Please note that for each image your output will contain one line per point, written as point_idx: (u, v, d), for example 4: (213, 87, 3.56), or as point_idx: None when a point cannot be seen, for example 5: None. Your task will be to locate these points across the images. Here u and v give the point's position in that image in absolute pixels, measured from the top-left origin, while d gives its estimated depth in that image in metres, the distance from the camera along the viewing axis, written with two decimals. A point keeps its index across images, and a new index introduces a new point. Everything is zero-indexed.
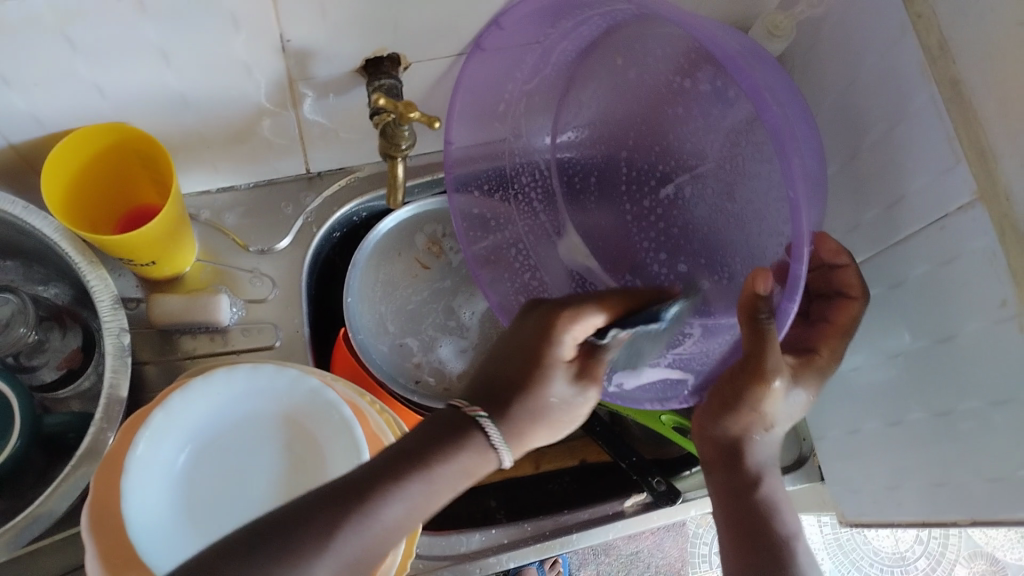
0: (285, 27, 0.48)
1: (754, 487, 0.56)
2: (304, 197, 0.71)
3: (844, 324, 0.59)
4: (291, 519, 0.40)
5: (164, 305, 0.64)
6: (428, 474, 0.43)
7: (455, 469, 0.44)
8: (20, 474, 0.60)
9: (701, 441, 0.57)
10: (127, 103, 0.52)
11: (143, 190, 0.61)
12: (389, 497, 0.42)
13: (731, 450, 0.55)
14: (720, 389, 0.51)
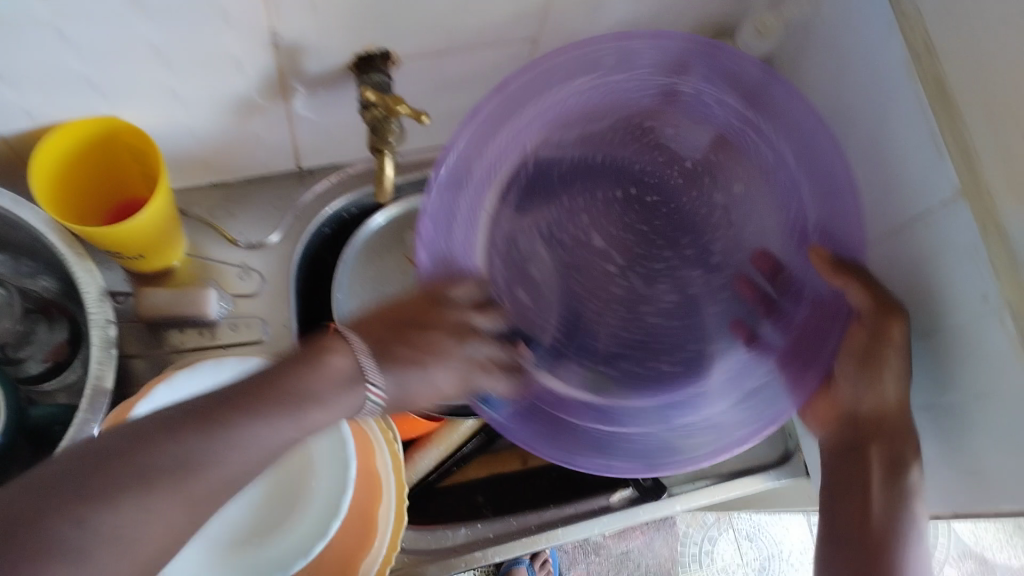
0: (275, 23, 0.48)
1: (904, 470, 0.53)
2: (294, 193, 0.71)
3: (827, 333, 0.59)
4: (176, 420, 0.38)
5: (153, 297, 0.64)
6: (290, 404, 0.42)
7: (310, 411, 0.43)
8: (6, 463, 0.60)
9: (839, 430, 0.57)
10: (116, 96, 0.52)
11: (132, 183, 0.61)
12: (235, 427, 0.40)
13: (884, 424, 0.55)
14: (850, 351, 0.56)
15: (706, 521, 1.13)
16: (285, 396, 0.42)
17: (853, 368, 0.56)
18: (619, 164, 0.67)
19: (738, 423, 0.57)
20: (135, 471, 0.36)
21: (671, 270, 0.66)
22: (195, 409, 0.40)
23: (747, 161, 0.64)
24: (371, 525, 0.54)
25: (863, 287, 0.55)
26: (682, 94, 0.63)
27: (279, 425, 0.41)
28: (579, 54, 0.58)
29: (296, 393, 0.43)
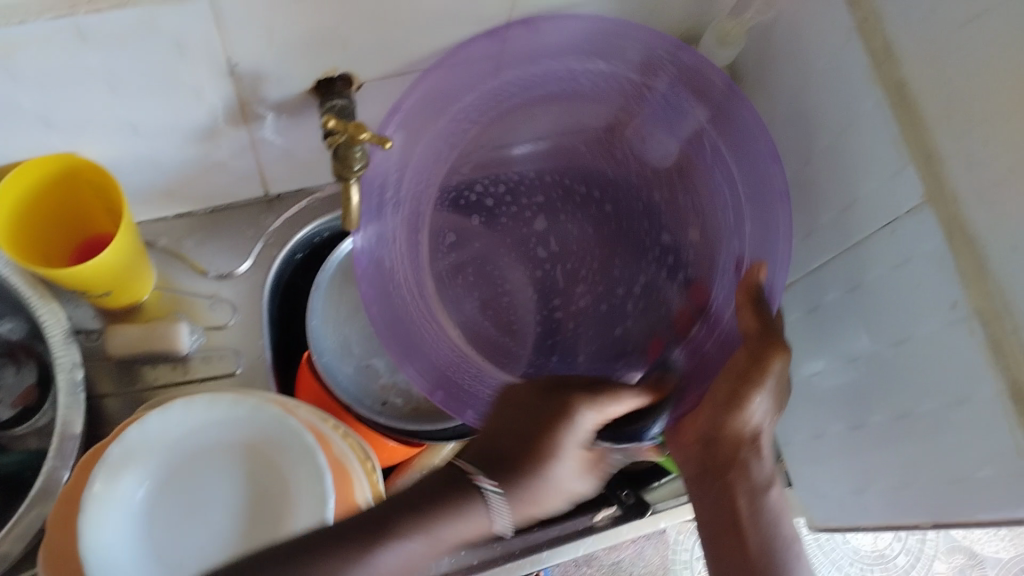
0: (229, 51, 0.47)
1: (765, 489, 0.56)
2: (263, 219, 0.70)
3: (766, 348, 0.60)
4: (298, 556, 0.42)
5: (123, 335, 0.63)
6: (436, 533, 0.45)
7: (449, 531, 0.45)
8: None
9: (685, 442, 0.58)
10: (74, 132, 0.51)
11: (96, 219, 0.59)
12: (406, 535, 0.44)
13: (723, 438, 0.55)
14: (731, 369, 0.53)
15: (698, 527, 1.09)
16: (434, 515, 0.45)
17: (720, 397, 0.53)
18: (586, 173, 0.69)
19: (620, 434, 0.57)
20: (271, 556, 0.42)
21: (611, 284, 0.68)
22: (291, 556, 0.42)
23: (711, 167, 0.62)
24: None
25: (756, 318, 0.53)
26: (642, 104, 0.63)
27: (385, 545, 0.44)
28: (521, 90, 0.62)
29: (427, 526, 0.45)
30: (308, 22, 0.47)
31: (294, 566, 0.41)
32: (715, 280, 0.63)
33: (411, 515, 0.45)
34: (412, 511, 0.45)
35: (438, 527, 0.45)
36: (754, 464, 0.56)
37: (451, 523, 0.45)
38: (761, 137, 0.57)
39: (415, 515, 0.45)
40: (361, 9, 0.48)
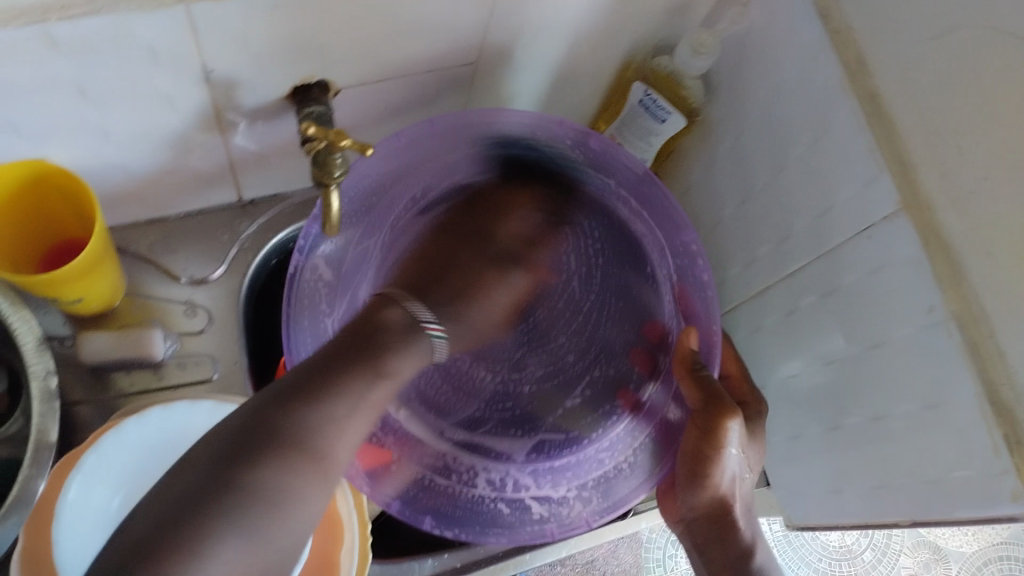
0: (208, 58, 0.47)
1: (748, 555, 0.61)
2: (238, 225, 0.70)
3: (738, 372, 0.68)
4: (246, 432, 0.42)
5: (92, 344, 0.62)
6: (389, 370, 0.49)
7: (402, 366, 0.50)
8: None
9: (689, 523, 0.62)
10: (45, 139, 0.50)
11: (67, 225, 0.58)
12: (365, 383, 0.47)
13: (713, 508, 0.59)
14: (685, 449, 0.59)
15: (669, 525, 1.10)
16: (369, 350, 0.49)
17: (684, 478, 0.59)
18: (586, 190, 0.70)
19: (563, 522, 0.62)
20: (263, 436, 0.42)
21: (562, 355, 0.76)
22: (256, 427, 0.42)
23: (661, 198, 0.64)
24: (334, 567, 0.55)
25: (696, 389, 0.59)
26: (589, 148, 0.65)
27: (366, 381, 0.47)
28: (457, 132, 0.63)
29: (376, 361, 0.48)
30: (287, 30, 0.47)
31: (270, 441, 0.42)
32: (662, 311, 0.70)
33: (354, 350, 0.48)
34: (353, 362, 0.48)
35: (377, 391, 0.48)
36: (725, 532, 0.61)
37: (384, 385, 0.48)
38: (679, 219, 0.63)
39: (369, 351, 0.49)
40: (341, 17, 0.48)
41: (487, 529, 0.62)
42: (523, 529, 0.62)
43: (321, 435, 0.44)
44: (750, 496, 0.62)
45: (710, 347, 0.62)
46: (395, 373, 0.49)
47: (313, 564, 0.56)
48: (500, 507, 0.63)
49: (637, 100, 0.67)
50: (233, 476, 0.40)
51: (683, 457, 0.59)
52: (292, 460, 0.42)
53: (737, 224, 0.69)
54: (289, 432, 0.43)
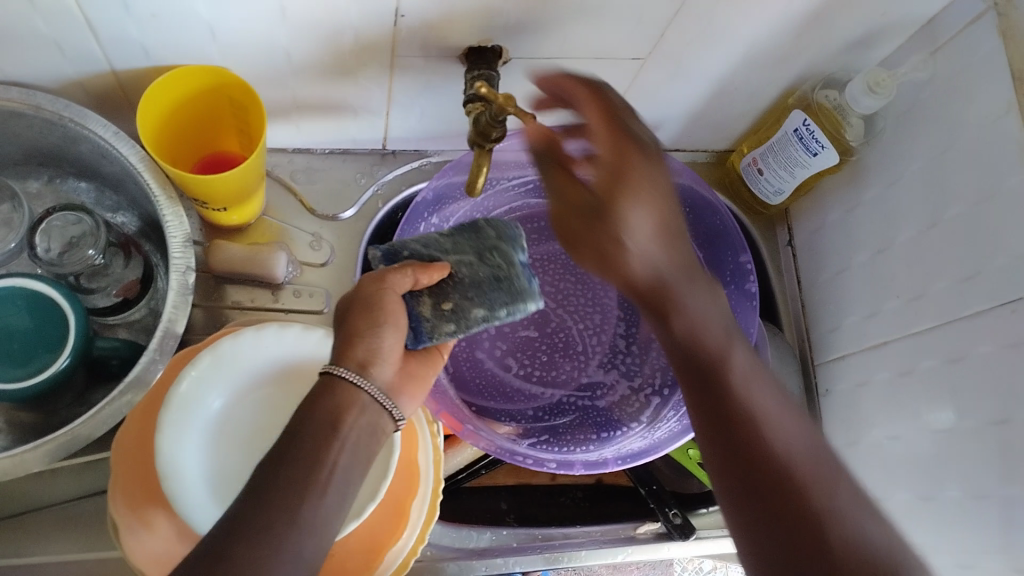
0: (401, 3, 0.49)
1: (769, 450, 0.47)
2: (376, 170, 0.73)
3: (633, 177, 0.52)
4: (210, 555, 0.41)
5: (227, 252, 0.65)
6: (346, 426, 0.47)
7: (358, 423, 0.48)
8: (57, 392, 0.58)
9: (693, 368, 0.52)
10: (232, 49, 0.53)
11: (227, 137, 0.62)
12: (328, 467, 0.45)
13: (686, 340, 0.53)
14: (573, 215, 0.55)
15: None
16: (331, 422, 0.46)
17: (592, 257, 0.55)
18: None
19: (592, 461, 0.67)
20: (218, 552, 0.41)
21: (627, 365, 0.75)
22: (220, 534, 0.42)
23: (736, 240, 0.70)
24: (403, 513, 0.58)
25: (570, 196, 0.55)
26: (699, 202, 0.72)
27: (324, 473, 0.45)
28: None
29: (331, 411, 0.47)
30: None
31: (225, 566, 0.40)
32: None
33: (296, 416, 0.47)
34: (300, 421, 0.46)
35: (338, 460, 0.46)
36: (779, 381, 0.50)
37: (337, 419, 0.47)
38: (734, 243, 0.70)
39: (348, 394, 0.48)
40: None
41: (543, 459, 0.66)
42: (580, 464, 0.66)
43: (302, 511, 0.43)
44: (757, 373, 0.51)
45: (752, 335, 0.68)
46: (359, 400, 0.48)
47: (385, 508, 0.58)
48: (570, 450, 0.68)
49: (793, 128, 0.65)
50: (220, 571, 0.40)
51: (568, 207, 0.56)
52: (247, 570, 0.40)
53: (865, 274, 0.66)
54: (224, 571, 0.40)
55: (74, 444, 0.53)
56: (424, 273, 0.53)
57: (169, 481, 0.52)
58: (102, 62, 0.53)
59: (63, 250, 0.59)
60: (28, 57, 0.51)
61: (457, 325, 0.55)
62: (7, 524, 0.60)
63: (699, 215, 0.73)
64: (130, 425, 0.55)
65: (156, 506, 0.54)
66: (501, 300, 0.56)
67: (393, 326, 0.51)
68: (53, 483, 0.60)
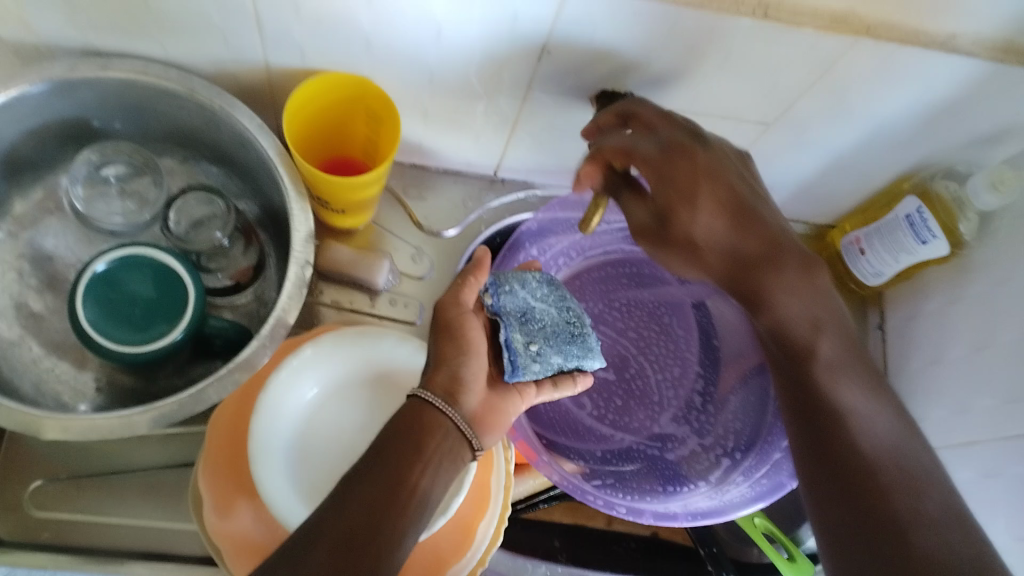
0: (551, 40, 0.51)
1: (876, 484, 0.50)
2: (484, 195, 0.75)
3: (730, 197, 0.54)
4: (292, 555, 0.42)
5: (336, 253, 0.68)
6: (427, 450, 0.48)
7: (439, 449, 0.49)
8: (161, 363, 0.60)
9: (791, 378, 0.57)
10: (382, 61, 0.56)
11: (355, 145, 0.64)
12: (407, 482, 0.46)
13: (787, 352, 0.57)
14: (658, 238, 0.58)
15: None
16: (413, 444, 0.48)
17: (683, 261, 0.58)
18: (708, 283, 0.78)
19: (661, 512, 0.67)
20: (300, 551, 0.42)
21: (701, 423, 0.74)
22: (303, 536, 0.43)
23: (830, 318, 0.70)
24: (469, 534, 0.59)
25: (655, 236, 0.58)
26: None
27: (404, 489, 0.46)
28: None
29: (414, 436, 0.48)
30: (632, 37, 0.50)
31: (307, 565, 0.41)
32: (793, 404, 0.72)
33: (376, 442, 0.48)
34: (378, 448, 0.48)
35: (419, 482, 0.47)
36: (918, 450, 0.52)
37: (415, 447, 0.48)
38: None
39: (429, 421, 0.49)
40: (685, 41, 0.50)
41: (613, 501, 0.66)
42: (648, 513, 0.67)
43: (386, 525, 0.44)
44: (853, 371, 0.56)
45: None
46: (435, 433, 0.50)
47: (452, 527, 0.59)
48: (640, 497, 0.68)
49: (905, 213, 0.65)
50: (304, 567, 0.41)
51: (654, 236, 0.58)
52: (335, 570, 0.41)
53: (959, 368, 0.65)
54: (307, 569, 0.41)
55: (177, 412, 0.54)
56: (478, 272, 0.57)
57: (257, 462, 0.54)
58: (260, 58, 0.56)
59: (191, 228, 0.63)
60: (196, 45, 0.55)
61: (542, 367, 0.57)
62: (91, 481, 0.62)
63: None
64: (221, 417, 0.58)
65: (237, 495, 0.56)
66: (573, 352, 0.59)
67: (469, 356, 0.53)
68: (138, 448, 0.63)
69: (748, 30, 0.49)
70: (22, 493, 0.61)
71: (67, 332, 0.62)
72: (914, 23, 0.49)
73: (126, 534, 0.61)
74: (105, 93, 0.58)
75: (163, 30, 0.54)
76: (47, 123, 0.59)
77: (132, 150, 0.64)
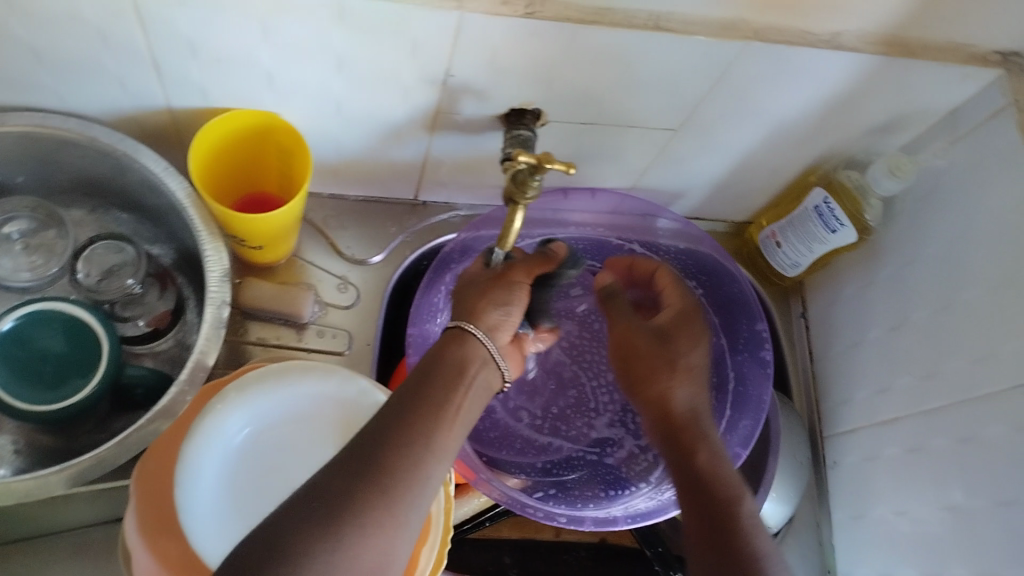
0: (453, 65, 0.51)
1: None
2: (406, 220, 0.74)
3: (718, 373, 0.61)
4: (348, 475, 0.44)
5: (256, 291, 0.67)
6: (467, 378, 0.50)
7: (468, 388, 0.50)
8: (80, 419, 0.58)
9: (703, 511, 0.52)
10: (286, 96, 0.55)
11: (269, 180, 0.64)
12: (452, 405, 0.49)
13: (703, 489, 0.53)
14: (637, 348, 0.58)
15: None
16: (452, 374, 0.50)
17: (638, 373, 0.58)
18: None
19: (602, 518, 0.67)
20: (356, 472, 0.44)
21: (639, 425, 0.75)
22: (358, 452, 0.46)
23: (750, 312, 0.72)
24: (413, 562, 0.58)
25: (635, 345, 0.59)
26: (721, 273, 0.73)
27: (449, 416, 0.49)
28: (611, 219, 0.74)
29: (454, 372, 0.50)
30: (535, 57, 0.51)
31: (366, 485, 0.44)
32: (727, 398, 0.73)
33: (417, 378, 0.50)
34: (416, 385, 0.49)
35: (462, 405, 0.50)
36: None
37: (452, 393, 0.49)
38: (752, 311, 0.72)
39: (456, 364, 0.51)
40: (585, 60, 0.51)
41: (553, 512, 0.66)
42: (590, 520, 0.66)
43: (432, 442, 0.47)
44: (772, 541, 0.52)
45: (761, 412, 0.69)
46: (471, 377, 0.51)
47: None
48: (582, 505, 0.68)
49: (813, 205, 0.67)
50: (362, 488, 0.44)
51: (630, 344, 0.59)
52: (390, 493, 0.44)
53: (878, 350, 0.68)
54: (363, 490, 0.44)
55: (96, 470, 0.54)
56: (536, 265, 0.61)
57: (181, 490, 0.53)
58: (160, 101, 0.55)
59: (100, 278, 0.61)
60: (90, 91, 0.53)
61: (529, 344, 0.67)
62: (21, 545, 0.60)
63: (719, 283, 0.75)
64: (149, 461, 0.55)
65: (168, 538, 0.53)
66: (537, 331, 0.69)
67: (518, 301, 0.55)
68: (63, 509, 0.61)
69: (645, 43, 0.50)
70: None
71: None
72: (799, 25, 0.51)
73: None
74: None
75: (53, 80, 0.52)
76: None
77: (34, 203, 0.61)
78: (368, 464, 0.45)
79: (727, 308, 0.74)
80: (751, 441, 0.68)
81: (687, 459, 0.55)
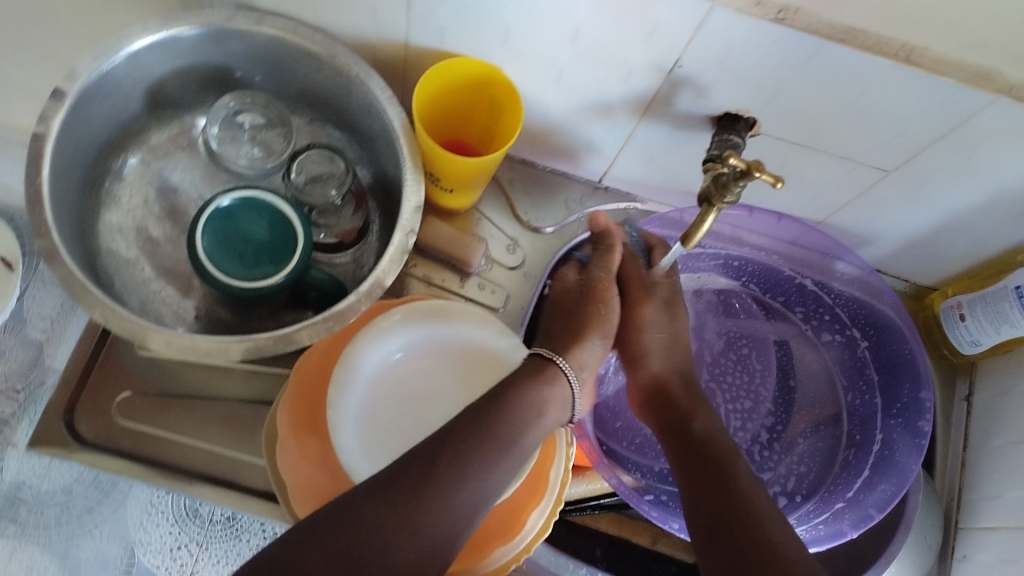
0: (685, 56, 0.52)
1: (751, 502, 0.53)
2: (585, 199, 0.76)
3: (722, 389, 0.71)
4: (408, 472, 0.48)
5: (435, 231, 0.70)
6: (539, 400, 0.55)
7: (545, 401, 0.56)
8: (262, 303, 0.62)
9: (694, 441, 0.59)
10: (516, 53, 0.57)
11: (472, 130, 0.67)
12: (526, 419, 0.53)
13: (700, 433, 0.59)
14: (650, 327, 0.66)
15: None
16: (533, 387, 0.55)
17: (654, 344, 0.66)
18: (795, 322, 0.77)
19: None
20: (420, 468, 0.48)
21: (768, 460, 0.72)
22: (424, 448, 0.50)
23: (915, 375, 0.69)
24: (519, 520, 0.60)
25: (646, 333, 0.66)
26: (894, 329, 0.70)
27: (518, 432, 0.53)
28: (791, 247, 0.72)
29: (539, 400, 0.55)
30: (768, 64, 0.50)
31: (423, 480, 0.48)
32: (863, 459, 0.70)
33: (488, 401, 0.53)
34: (484, 406, 0.53)
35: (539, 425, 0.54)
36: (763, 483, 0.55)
37: (523, 429, 0.53)
38: (919, 378, 0.68)
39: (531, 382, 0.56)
40: (820, 78, 0.50)
41: (667, 518, 0.66)
42: None
43: (499, 442, 0.51)
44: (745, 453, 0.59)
45: (903, 481, 0.66)
46: (546, 418, 0.55)
47: (503, 511, 0.60)
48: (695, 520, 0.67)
49: (1014, 286, 0.64)
50: (418, 479, 0.48)
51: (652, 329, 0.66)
52: (444, 493, 0.48)
53: None
54: (421, 482, 0.48)
55: (274, 347, 0.56)
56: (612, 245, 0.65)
57: (336, 390, 0.58)
58: (402, 33, 0.59)
59: (307, 183, 0.66)
60: (344, 12, 0.58)
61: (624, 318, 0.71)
62: (175, 402, 0.66)
63: (886, 340, 0.71)
64: (309, 359, 0.61)
65: (313, 439, 0.59)
66: None
67: (599, 335, 0.62)
68: (221, 380, 0.66)
69: (887, 74, 0.48)
70: (112, 401, 0.66)
71: (179, 263, 0.65)
72: None
73: (198, 458, 0.65)
74: (253, 46, 0.61)
75: None
76: (194, 65, 0.63)
77: (267, 103, 0.67)
78: (432, 454, 0.49)
79: (888, 369, 0.72)
80: (888, 507, 0.65)
81: (690, 419, 0.61)
